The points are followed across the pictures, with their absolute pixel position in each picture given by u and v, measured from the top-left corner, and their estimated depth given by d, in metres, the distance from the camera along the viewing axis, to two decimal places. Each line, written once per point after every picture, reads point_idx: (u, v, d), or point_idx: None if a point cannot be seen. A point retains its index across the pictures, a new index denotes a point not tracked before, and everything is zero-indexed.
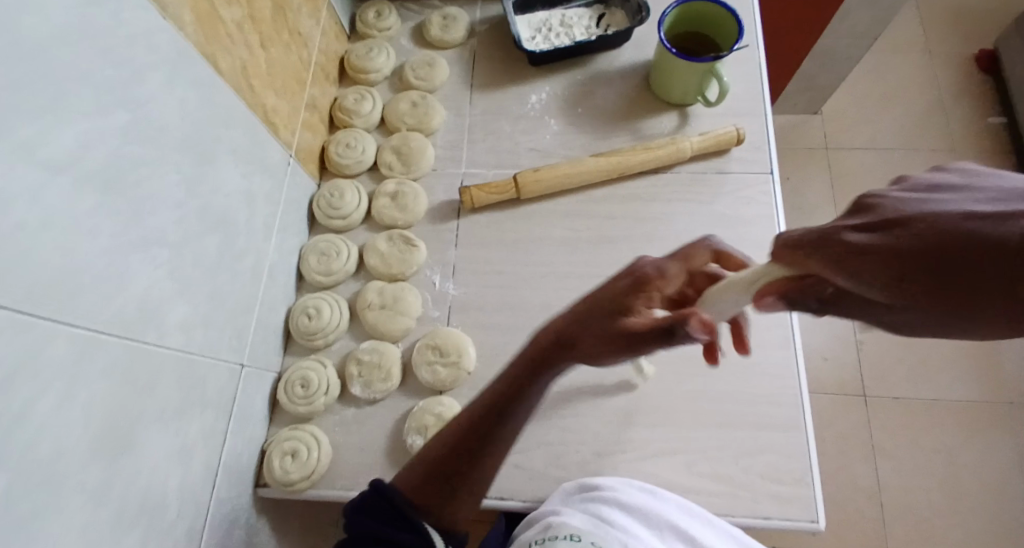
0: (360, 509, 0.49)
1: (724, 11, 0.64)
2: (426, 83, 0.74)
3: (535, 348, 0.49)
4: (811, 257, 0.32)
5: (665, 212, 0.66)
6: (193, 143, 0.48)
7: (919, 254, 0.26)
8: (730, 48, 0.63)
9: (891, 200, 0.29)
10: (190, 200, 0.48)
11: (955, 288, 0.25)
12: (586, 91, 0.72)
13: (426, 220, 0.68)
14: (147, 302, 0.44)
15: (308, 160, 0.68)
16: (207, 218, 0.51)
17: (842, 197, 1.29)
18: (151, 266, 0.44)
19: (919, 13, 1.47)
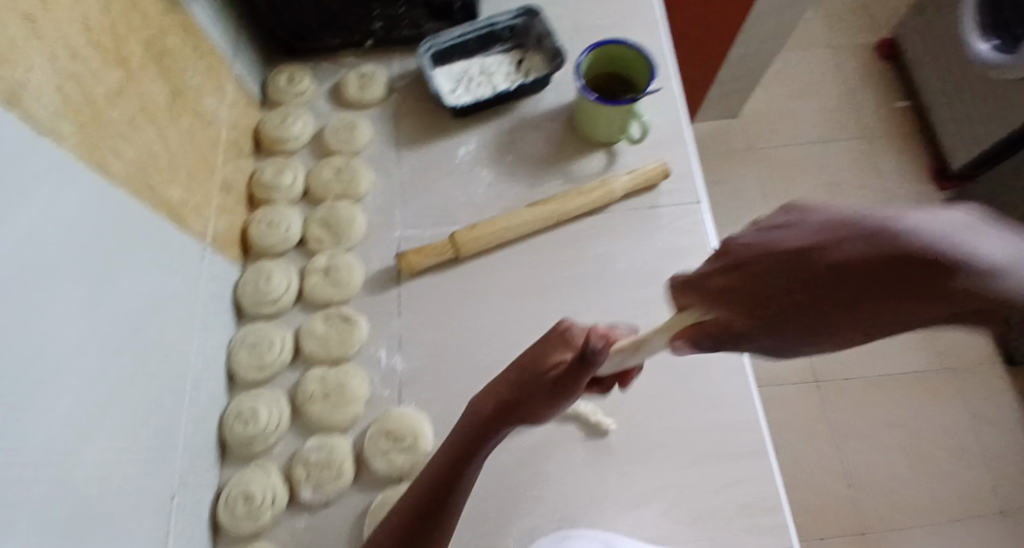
0: None
1: (634, 53, 0.65)
2: (349, 146, 0.70)
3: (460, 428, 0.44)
4: (747, 297, 0.26)
5: (609, 252, 0.64)
6: (94, 261, 0.43)
7: (772, 289, 0.25)
8: (647, 89, 0.63)
9: (745, 239, 0.27)
10: (99, 323, 0.43)
11: (826, 311, 0.23)
12: (516, 138, 0.70)
13: (363, 293, 0.64)
14: (66, 448, 0.39)
15: (228, 246, 0.62)
16: (119, 336, 0.45)
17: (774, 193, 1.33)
18: (58, 413, 0.38)
19: (819, 9, 1.53)
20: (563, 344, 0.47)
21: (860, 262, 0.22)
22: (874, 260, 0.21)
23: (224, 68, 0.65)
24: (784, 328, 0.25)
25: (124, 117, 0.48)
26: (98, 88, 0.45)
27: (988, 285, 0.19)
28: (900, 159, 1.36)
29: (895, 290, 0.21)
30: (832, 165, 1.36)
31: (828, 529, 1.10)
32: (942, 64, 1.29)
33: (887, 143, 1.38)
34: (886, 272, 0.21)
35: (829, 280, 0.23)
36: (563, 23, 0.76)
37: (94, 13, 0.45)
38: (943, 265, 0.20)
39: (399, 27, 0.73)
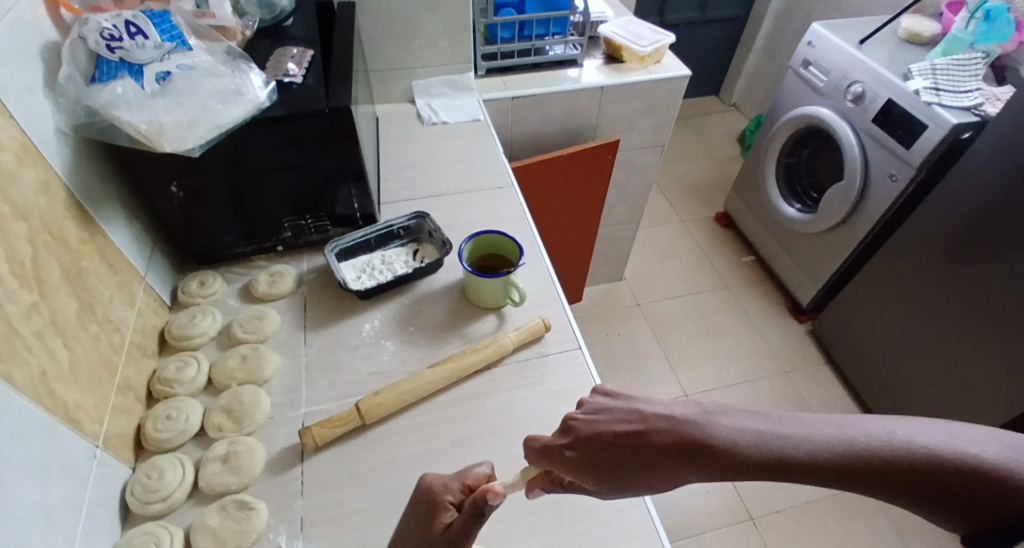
0: None
1: (503, 237, 0.79)
2: (255, 336, 0.75)
3: None
4: (587, 465, 0.48)
5: (506, 401, 0.70)
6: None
7: (630, 455, 0.46)
8: (518, 263, 0.76)
9: (583, 421, 0.50)
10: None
11: (656, 465, 0.45)
12: (414, 312, 0.79)
13: (265, 475, 0.64)
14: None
15: (121, 445, 0.62)
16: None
17: (666, 344, 1.47)
18: None
19: (667, 193, 1.86)
20: (436, 503, 0.49)
21: (667, 442, 0.45)
22: (675, 441, 0.45)
23: (136, 279, 0.72)
24: (636, 479, 0.46)
25: (34, 330, 0.52)
26: (10, 306, 0.50)
27: (722, 446, 0.44)
28: (762, 303, 1.57)
29: (692, 456, 0.44)
30: (709, 314, 1.54)
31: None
32: (770, 226, 1.58)
33: (749, 291, 1.60)
34: (685, 448, 0.44)
35: (658, 448, 0.45)
36: (446, 218, 0.90)
37: (18, 244, 0.52)
38: (699, 442, 0.44)
39: (306, 233, 0.84)
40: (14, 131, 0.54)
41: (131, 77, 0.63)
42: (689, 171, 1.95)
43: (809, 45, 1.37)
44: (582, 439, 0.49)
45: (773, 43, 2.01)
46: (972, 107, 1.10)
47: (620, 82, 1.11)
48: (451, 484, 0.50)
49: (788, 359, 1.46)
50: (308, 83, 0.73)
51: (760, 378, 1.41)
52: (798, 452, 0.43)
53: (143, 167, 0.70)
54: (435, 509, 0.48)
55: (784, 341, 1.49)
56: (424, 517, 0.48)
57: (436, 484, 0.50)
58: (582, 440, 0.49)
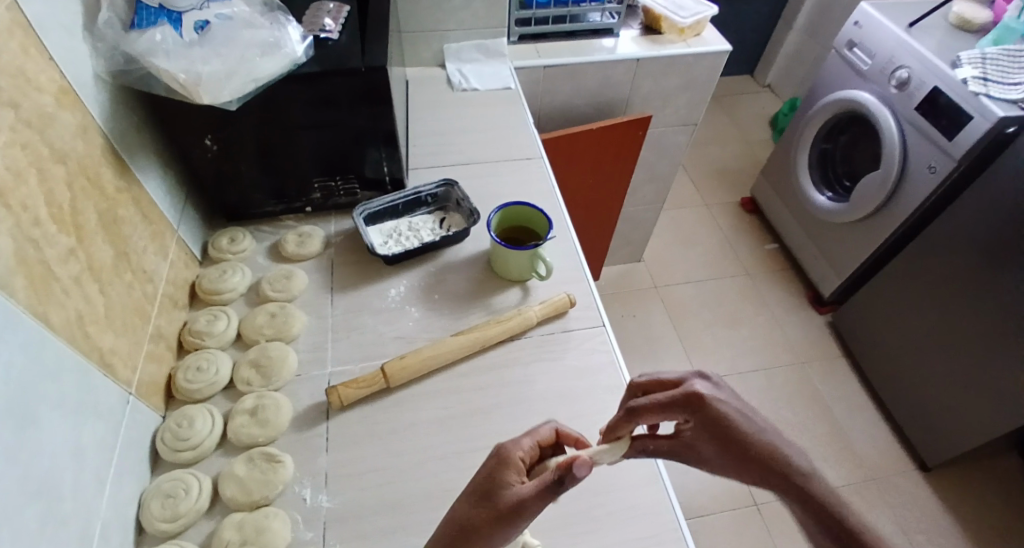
0: None
1: (531, 209, 0.78)
2: (283, 294, 0.75)
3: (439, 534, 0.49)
4: (695, 418, 0.51)
5: (528, 373, 0.70)
6: (12, 410, 0.44)
7: (752, 458, 0.49)
8: (547, 236, 0.75)
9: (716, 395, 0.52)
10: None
11: (745, 451, 0.49)
12: (439, 280, 0.79)
13: (290, 430, 0.65)
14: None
15: (153, 392, 0.63)
16: (26, 486, 0.45)
17: (682, 328, 1.46)
18: None
19: (693, 175, 1.83)
20: (505, 461, 0.51)
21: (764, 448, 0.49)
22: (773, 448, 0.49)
23: (169, 231, 0.72)
24: (722, 451, 0.50)
25: (69, 275, 0.53)
26: (49, 248, 0.50)
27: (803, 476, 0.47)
28: (782, 292, 1.56)
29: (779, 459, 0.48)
30: (727, 299, 1.53)
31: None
32: (797, 213, 1.55)
33: (769, 279, 1.58)
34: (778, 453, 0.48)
35: (760, 450, 0.49)
36: (474, 188, 0.89)
37: (56, 187, 0.52)
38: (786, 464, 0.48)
39: (335, 195, 0.84)
40: (56, 74, 0.53)
41: (170, 25, 0.63)
42: (715, 154, 1.91)
43: (856, 26, 1.33)
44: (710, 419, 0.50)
45: (816, 25, 1.94)
46: (1020, 101, 1.06)
47: (656, 55, 1.08)
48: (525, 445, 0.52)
49: (804, 350, 1.45)
50: (343, 41, 0.72)
51: (775, 367, 1.41)
52: (846, 515, 0.45)
53: (180, 119, 0.70)
54: (506, 465, 0.50)
55: (801, 331, 1.48)
56: (495, 470, 0.50)
57: (511, 443, 0.52)
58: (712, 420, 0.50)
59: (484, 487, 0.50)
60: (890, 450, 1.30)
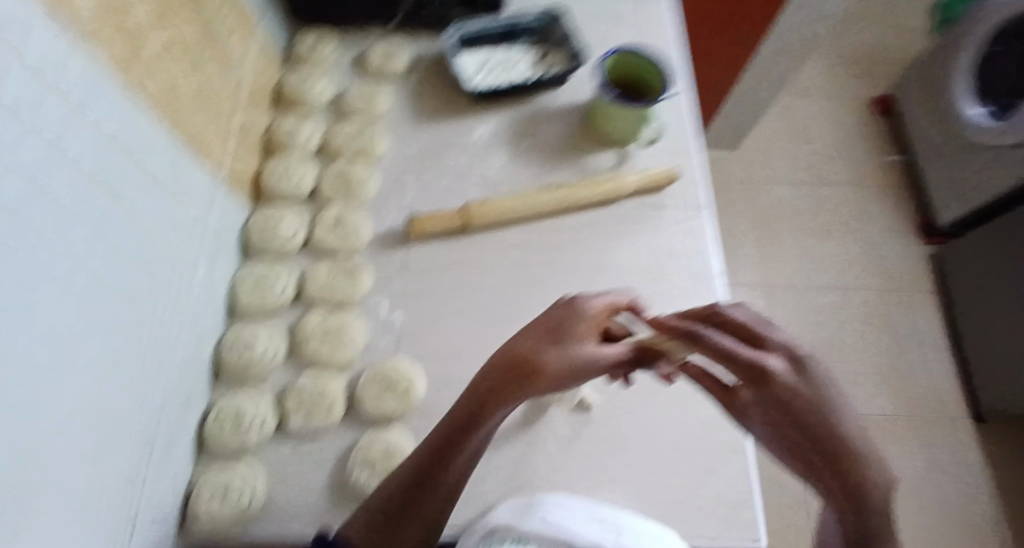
0: None
1: (653, 61, 0.69)
2: (367, 112, 0.73)
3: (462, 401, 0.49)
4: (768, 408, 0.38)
5: (613, 247, 0.66)
6: (108, 171, 0.42)
7: (830, 469, 0.38)
8: (662, 95, 0.66)
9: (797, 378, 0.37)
10: (100, 233, 0.42)
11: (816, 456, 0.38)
12: (531, 126, 0.73)
13: (368, 249, 0.66)
14: (57, 343, 0.38)
15: (239, 186, 0.64)
16: (121, 248, 0.44)
17: (762, 230, 1.37)
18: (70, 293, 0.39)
19: (822, 62, 1.61)
20: (575, 312, 0.49)
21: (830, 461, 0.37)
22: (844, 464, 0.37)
23: (250, 25, 0.68)
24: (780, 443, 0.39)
25: (162, 45, 0.50)
26: (139, 6, 0.46)
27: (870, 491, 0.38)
28: (887, 211, 1.41)
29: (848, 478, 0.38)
30: (822, 208, 1.41)
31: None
32: (937, 126, 1.35)
33: (876, 195, 1.42)
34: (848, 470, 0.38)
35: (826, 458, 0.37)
36: (585, 30, 0.80)
37: None
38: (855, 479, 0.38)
39: (429, 6, 0.77)
40: None
41: None
42: (856, 42, 1.66)
43: None
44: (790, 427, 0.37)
45: None
46: None
47: None
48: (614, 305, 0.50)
49: (892, 279, 1.34)
50: None
51: (853, 287, 1.33)
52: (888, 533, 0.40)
53: None
54: (580, 322, 0.48)
55: (895, 258, 1.36)
56: (585, 321, 0.48)
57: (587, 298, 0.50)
58: (811, 434, 0.37)
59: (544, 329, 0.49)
60: (945, 393, 1.23)
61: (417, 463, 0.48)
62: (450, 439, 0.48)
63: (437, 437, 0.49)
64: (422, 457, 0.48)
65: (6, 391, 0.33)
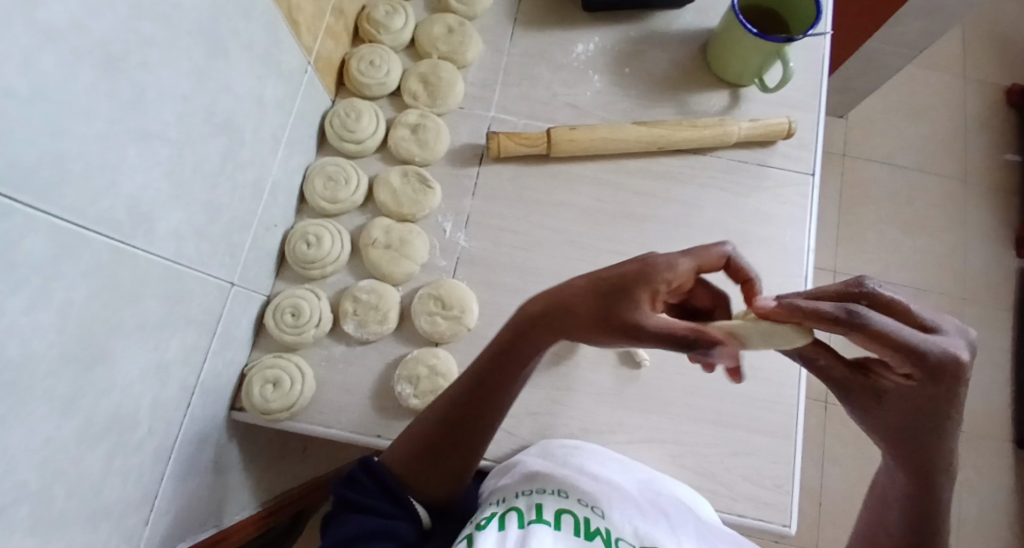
0: (344, 484, 0.48)
1: None
2: (466, 9, 0.66)
3: (523, 317, 0.45)
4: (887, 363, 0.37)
5: (698, 197, 0.61)
6: (203, 30, 0.39)
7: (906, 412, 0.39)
8: (805, 33, 0.56)
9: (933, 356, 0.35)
10: (189, 96, 0.39)
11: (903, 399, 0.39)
12: (638, 51, 0.66)
13: (445, 161, 0.62)
14: (138, 207, 0.36)
15: (325, 71, 0.60)
16: (210, 118, 0.42)
17: (847, 209, 1.23)
18: (154, 157, 0.36)
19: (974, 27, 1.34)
20: (643, 274, 0.40)
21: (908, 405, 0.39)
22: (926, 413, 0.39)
23: None
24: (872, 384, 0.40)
25: None
26: None
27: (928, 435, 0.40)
28: (992, 214, 1.23)
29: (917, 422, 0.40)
30: None
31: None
32: None
33: (987, 195, 1.24)
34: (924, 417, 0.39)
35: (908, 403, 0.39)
36: None
37: None
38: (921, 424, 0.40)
39: None
40: None
41: None
42: None
43: None
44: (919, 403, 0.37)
45: None
46: None
47: None
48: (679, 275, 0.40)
49: (975, 289, 1.19)
50: None
51: None
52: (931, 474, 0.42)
53: None
54: (642, 285, 0.40)
55: (985, 267, 1.20)
56: (630, 277, 0.40)
57: (662, 257, 0.40)
58: (923, 399, 0.38)
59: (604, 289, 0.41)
60: (997, 416, 1.12)
61: (450, 399, 0.47)
62: (487, 378, 0.46)
63: (472, 376, 0.47)
64: (458, 394, 0.47)
65: (89, 238, 0.32)
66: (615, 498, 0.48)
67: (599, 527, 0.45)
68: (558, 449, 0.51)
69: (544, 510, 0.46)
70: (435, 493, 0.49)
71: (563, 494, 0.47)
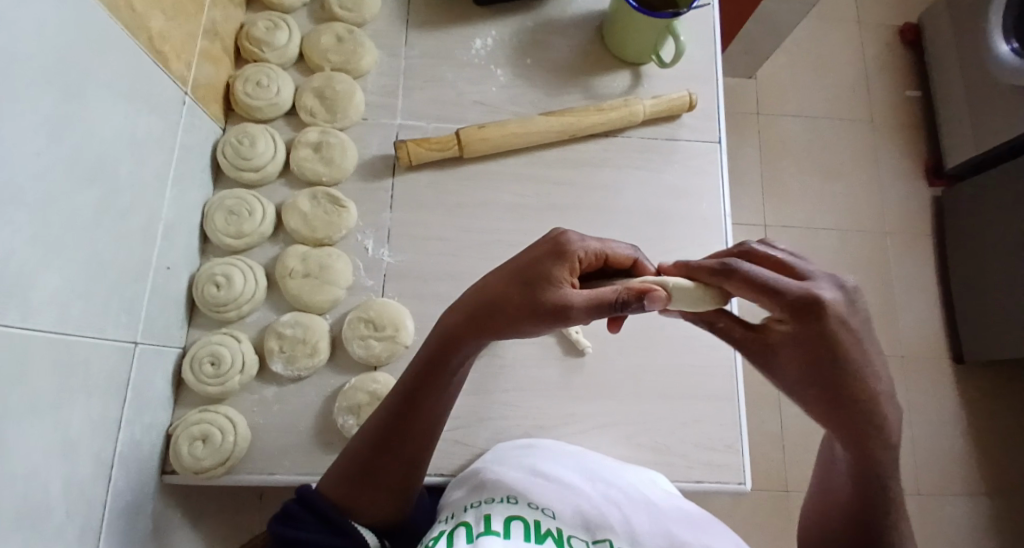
0: (282, 522, 0.44)
1: None
2: (353, 16, 0.64)
3: (445, 323, 0.45)
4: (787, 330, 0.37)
5: (616, 178, 0.61)
6: (45, 75, 0.35)
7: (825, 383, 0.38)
8: (690, 7, 0.56)
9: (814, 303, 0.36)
10: (42, 149, 0.35)
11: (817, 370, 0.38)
12: (536, 40, 0.65)
13: (356, 176, 0.60)
14: (2, 281, 0.32)
15: (209, 99, 0.56)
16: (75, 168, 0.38)
17: (768, 166, 1.26)
18: (10, 221, 0.33)
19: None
20: (556, 254, 0.40)
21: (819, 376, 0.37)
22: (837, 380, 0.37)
23: None
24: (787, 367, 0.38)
25: None
26: None
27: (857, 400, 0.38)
28: (901, 152, 1.29)
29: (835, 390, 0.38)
30: None
31: (752, 517, 1.03)
32: None
33: (893, 135, 1.30)
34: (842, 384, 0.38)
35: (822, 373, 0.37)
36: None
37: None
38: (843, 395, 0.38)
39: None
40: None
41: None
42: None
43: None
44: (831, 357, 0.37)
45: None
46: None
47: None
48: (591, 246, 0.41)
49: (895, 226, 1.25)
50: None
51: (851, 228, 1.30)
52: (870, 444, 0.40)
53: None
54: (557, 264, 0.40)
55: (902, 203, 1.26)
56: (542, 258, 0.40)
57: (572, 236, 0.41)
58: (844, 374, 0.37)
59: (524, 275, 0.41)
60: (931, 340, 1.18)
61: (383, 416, 0.46)
62: (417, 390, 0.45)
63: (403, 390, 0.46)
64: (390, 411, 0.46)
65: None
66: (566, 497, 0.46)
67: (550, 528, 0.43)
68: (512, 455, 0.50)
69: (492, 520, 0.43)
70: (378, 518, 0.46)
71: (512, 501, 0.45)
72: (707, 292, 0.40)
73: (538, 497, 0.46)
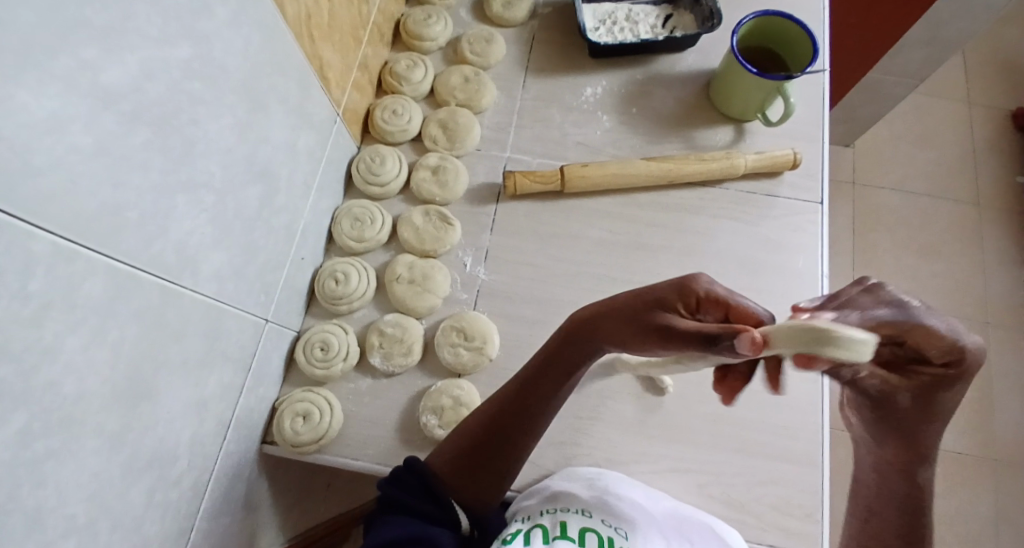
0: (390, 485, 0.49)
1: (803, 30, 0.60)
2: (481, 59, 0.70)
3: (576, 322, 0.48)
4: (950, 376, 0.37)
5: (709, 228, 0.63)
6: (244, 89, 0.42)
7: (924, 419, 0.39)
8: (804, 70, 0.59)
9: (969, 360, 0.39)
10: (231, 148, 0.41)
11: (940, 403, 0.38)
12: (644, 92, 0.69)
13: (464, 200, 0.65)
14: (187, 250, 0.38)
15: (352, 121, 0.64)
16: (251, 166, 0.45)
17: (861, 238, 1.23)
18: (202, 203, 0.39)
19: (973, 55, 1.37)
20: (682, 287, 0.42)
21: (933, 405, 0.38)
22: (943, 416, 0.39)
23: None
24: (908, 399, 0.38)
25: None
26: None
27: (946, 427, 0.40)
28: (1009, 237, 1.23)
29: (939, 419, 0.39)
30: None
31: None
32: None
33: (1001, 219, 1.24)
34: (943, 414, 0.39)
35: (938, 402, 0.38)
36: None
37: None
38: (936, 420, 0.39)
39: None
40: None
41: None
42: None
43: None
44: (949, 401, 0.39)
45: None
46: None
47: None
48: (717, 291, 0.40)
49: (999, 314, 1.17)
50: None
51: None
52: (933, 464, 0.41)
53: None
54: (674, 294, 0.41)
55: (1007, 290, 1.19)
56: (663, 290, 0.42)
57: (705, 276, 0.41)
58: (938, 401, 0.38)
59: (647, 303, 0.42)
60: None
61: (491, 408, 0.49)
62: (538, 381, 0.48)
63: (514, 390, 0.49)
64: (510, 398, 0.49)
65: (143, 277, 0.35)
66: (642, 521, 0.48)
67: None
68: (590, 472, 0.52)
69: (568, 528, 0.46)
70: (472, 502, 0.49)
71: (588, 515, 0.47)
72: (819, 334, 0.27)
73: (613, 515, 0.48)
